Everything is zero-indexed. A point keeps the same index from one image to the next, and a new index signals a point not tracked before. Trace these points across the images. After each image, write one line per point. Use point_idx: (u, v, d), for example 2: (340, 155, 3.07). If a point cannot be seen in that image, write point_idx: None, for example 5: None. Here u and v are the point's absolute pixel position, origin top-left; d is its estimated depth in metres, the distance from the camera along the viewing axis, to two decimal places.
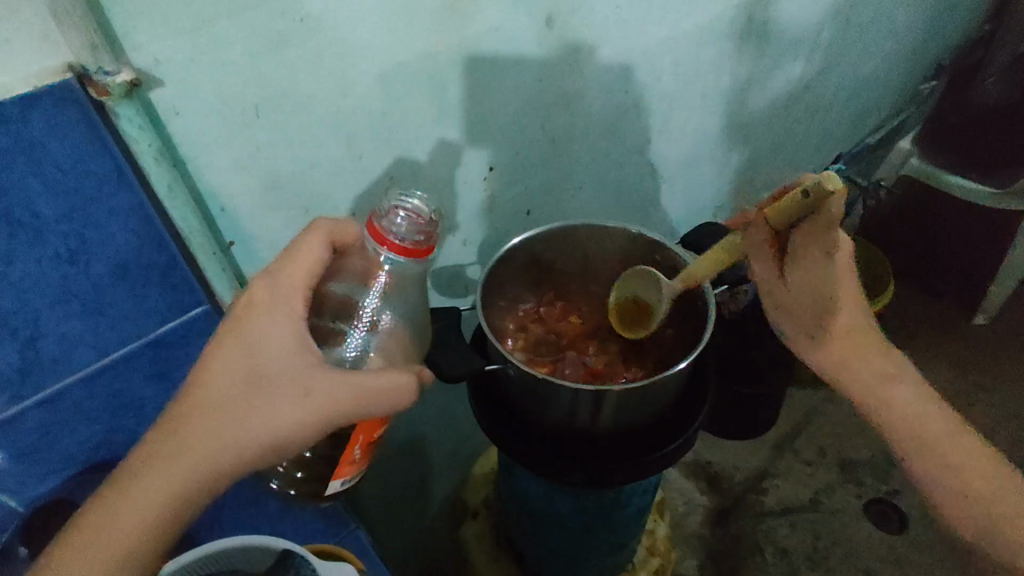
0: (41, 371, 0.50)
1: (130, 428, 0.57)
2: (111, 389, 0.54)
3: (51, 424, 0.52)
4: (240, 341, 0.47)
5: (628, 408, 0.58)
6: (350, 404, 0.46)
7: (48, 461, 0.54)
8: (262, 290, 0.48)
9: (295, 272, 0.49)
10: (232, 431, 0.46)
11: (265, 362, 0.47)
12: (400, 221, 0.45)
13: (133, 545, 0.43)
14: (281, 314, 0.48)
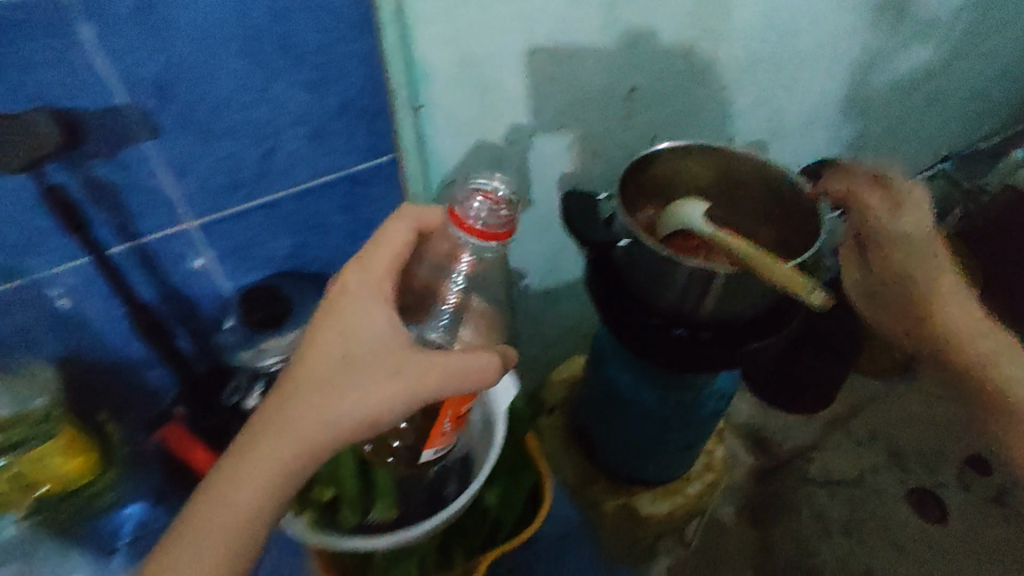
0: (269, 178, 0.60)
1: (314, 247, 0.69)
2: (311, 210, 0.65)
3: (265, 227, 0.64)
4: (334, 330, 0.51)
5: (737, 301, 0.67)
6: (435, 386, 0.49)
7: (254, 259, 0.66)
8: (354, 278, 0.53)
9: (383, 255, 0.53)
10: (329, 411, 0.49)
11: (356, 347, 0.51)
12: (479, 206, 0.47)
13: (245, 523, 0.47)
14: (370, 300, 0.52)
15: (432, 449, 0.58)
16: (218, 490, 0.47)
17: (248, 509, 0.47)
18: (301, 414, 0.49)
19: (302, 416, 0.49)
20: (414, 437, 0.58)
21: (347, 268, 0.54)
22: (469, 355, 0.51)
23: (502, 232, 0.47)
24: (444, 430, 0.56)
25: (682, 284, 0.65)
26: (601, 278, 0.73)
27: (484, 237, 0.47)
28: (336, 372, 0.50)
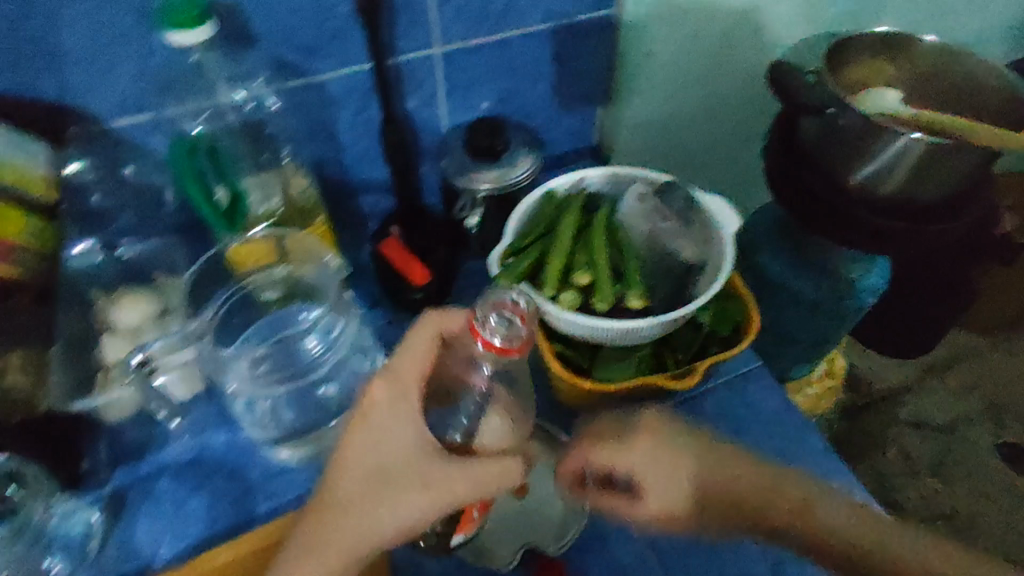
0: (511, 15, 0.65)
1: (521, 95, 0.73)
2: (532, 54, 0.70)
3: (492, 65, 0.69)
4: (363, 446, 0.49)
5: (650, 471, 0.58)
6: (466, 492, 0.46)
7: (473, 98, 0.71)
8: (383, 392, 0.49)
9: (410, 366, 0.49)
10: (375, 536, 0.48)
11: (388, 457, 0.48)
12: (494, 324, 0.39)
13: None
14: (401, 418, 0.48)
15: (460, 534, 0.55)
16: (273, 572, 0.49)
17: None
18: (340, 507, 0.48)
19: (333, 534, 0.48)
20: (442, 530, 0.54)
21: (377, 375, 0.50)
22: (494, 459, 0.47)
23: (521, 349, 0.40)
24: (472, 519, 0.53)
25: (891, 154, 0.67)
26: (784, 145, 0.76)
27: (502, 354, 0.40)
28: (369, 489, 0.48)
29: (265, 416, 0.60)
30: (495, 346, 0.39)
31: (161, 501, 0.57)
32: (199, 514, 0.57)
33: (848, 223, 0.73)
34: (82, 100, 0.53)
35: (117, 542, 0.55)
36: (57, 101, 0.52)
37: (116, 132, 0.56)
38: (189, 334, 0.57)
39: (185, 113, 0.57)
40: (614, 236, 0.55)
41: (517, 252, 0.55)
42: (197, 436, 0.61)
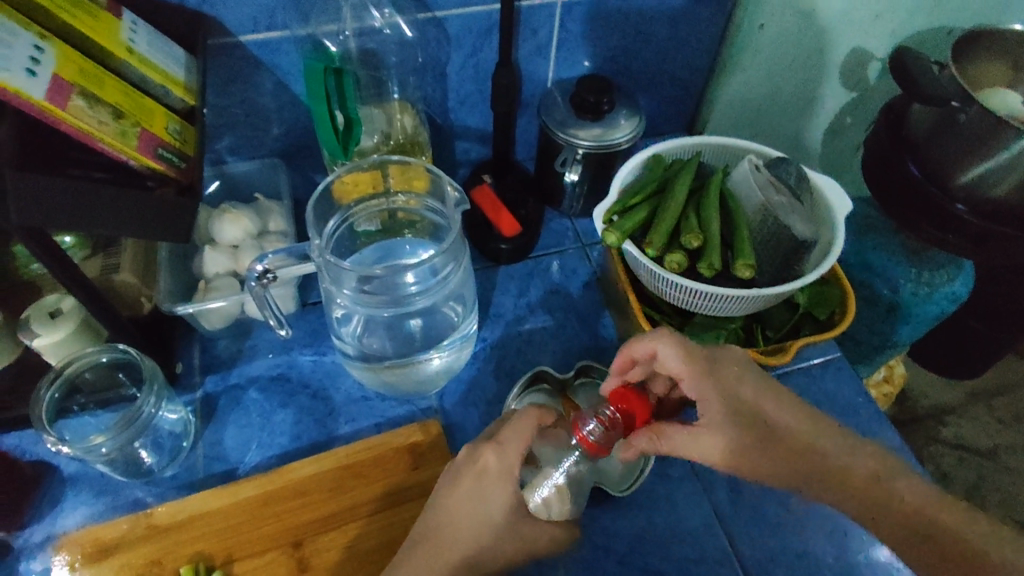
0: None
1: (629, 56, 0.72)
2: (648, 14, 0.69)
3: (607, 21, 0.68)
4: (460, 499, 0.46)
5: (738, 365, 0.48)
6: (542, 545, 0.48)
7: (582, 53, 0.70)
8: (491, 460, 0.46)
9: (517, 439, 0.47)
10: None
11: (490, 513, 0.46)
12: (595, 424, 0.45)
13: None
14: (505, 482, 0.46)
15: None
16: None
17: None
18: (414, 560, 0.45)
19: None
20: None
21: (480, 444, 0.47)
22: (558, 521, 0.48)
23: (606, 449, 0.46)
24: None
25: (1014, 153, 0.65)
26: (890, 135, 0.75)
27: (596, 449, 0.46)
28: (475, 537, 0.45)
29: (356, 350, 0.57)
30: (596, 443, 0.45)
31: (249, 411, 0.59)
32: (284, 428, 0.58)
33: (949, 224, 0.72)
34: (219, 10, 0.54)
35: (206, 443, 0.57)
36: (196, 8, 0.53)
37: (244, 47, 0.57)
38: (318, 253, 0.49)
39: (311, 36, 0.58)
40: (730, 205, 0.54)
41: (624, 210, 0.56)
42: (283, 353, 0.63)
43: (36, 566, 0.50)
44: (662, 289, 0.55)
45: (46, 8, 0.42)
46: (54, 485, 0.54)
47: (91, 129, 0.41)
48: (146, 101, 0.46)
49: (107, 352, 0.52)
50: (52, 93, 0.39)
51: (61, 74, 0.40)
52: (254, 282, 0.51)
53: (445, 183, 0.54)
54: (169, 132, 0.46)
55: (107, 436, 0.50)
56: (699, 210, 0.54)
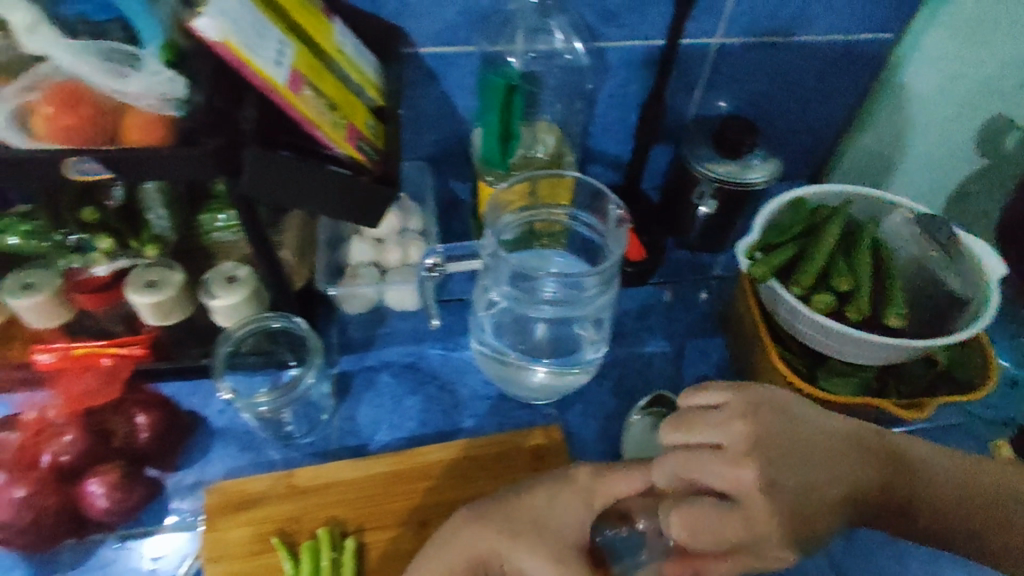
0: (797, 19, 0.66)
1: (769, 102, 0.74)
2: (798, 62, 0.70)
3: (757, 65, 0.70)
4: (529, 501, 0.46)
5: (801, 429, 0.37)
6: None
7: (727, 94, 0.72)
8: (582, 475, 0.46)
9: (617, 483, 0.44)
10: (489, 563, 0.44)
11: (545, 519, 0.44)
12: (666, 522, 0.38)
13: None
14: (573, 500, 0.45)
15: None
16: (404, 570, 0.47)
17: None
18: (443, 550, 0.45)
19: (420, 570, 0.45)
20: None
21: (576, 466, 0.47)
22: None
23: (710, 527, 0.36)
24: None
25: None
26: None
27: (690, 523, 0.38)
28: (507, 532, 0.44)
29: (497, 349, 0.60)
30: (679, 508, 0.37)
31: (381, 393, 0.63)
32: (413, 414, 0.62)
33: None
34: (412, 23, 0.59)
35: (341, 416, 0.61)
36: (391, 20, 0.58)
37: (424, 57, 0.62)
38: (487, 250, 0.54)
39: (483, 53, 0.62)
40: (881, 255, 0.55)
41: (768, 248, 0.57)
42: (415, 343, 0.67)
43: (186, 505, 0.55)
44: (800, 331, 0.55)
45: (284, 5, 0.47)
46: (202, 435, 0.59)
47: (314, 117, 0.44)
48: (351, 99, 0.50)
49: (280, 319, 0.57)
50: (290, 81, 0.43)
51: (295, 63, 0.45)
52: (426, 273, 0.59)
53: (610, 202, 0.60)
54: (365, 126, 0.51)
55: (269, 396, 0.55)
56: (847, 258, 0.55)
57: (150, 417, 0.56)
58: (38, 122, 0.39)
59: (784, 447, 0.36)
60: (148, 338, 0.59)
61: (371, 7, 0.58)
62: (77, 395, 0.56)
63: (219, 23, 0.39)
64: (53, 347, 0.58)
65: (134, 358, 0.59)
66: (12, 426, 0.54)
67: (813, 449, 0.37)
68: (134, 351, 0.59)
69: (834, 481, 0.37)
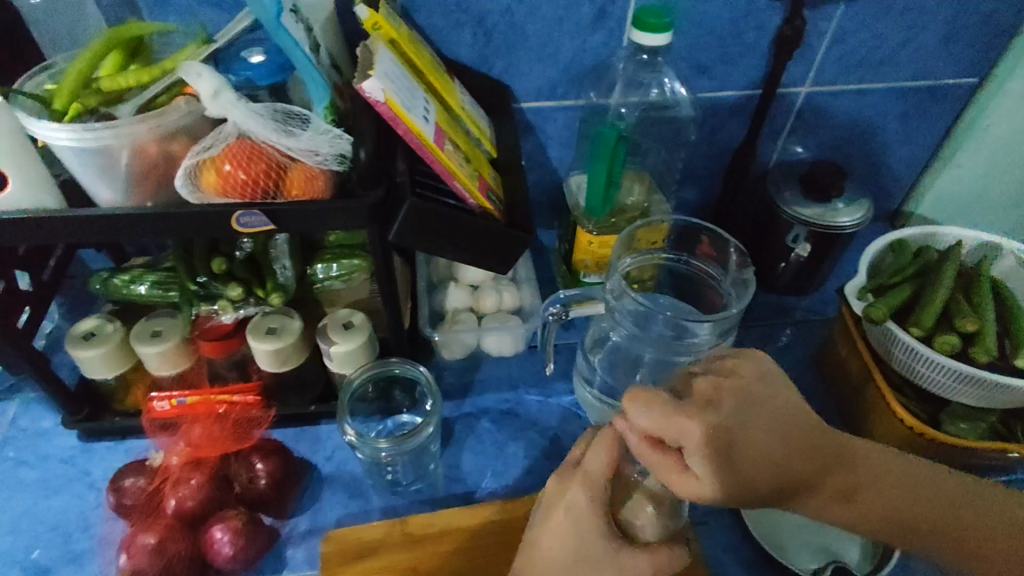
0: (883, 67, 0.68)
1: (850, 147, 0.75)
2: (881, 109, 0.72)
3: (840, 112, 0.71)
4: (554, 533, 0.39)
5: (762, 395, 0.38)
6: None
7: (809, 140, 0.74)
8: (578, 492, 0.39)
9: (598, 462, 0.39)
10: None
11: (574, 545, 0.38)
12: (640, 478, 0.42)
13: None
14: (591, 518, 0.39)
15: None
16: None
17: None
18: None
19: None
20: None
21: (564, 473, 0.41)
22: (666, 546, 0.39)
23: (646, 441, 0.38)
24: None
25: None
26: None
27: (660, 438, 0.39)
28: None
29: (604, 388, 0.62)
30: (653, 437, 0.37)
31: (483, 439, 0.63)
32: (517, 460, 0.61)
33: None
34: (516, 79, 0.62)
35: (446, 464, 0.61)
36: (498, 78, 0.61)
37: (526, 112, 0.64)
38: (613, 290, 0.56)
39: (582, 107, 0.65)
40: (1000, 294, 0.56)
41: (879, 289, 0.57)
42: (510, 390, 0.67)
43: (304, 555, 0.55)
44: (918, 373, 0.54)
45: (423, 68, 0.50)
46: (312, 484, 0.59)
47: (455, 171, 0.47)
48: (476, 153, 0.53)
49: (402, 364, 0.58)
50: (436, 138, 0.46)
51: (436, 121, 0.48)
52: (552, 317, 0.60)
53: (731, 247, 0.62)
54: (489, 177, 0.53)
55: (390, 442, 0.54)
56: (962, 297, 0.55)
57: (268, 464, 0.57)
58: (206, 176, 0.42)
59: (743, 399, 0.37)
60: (257, 385, 0.60)
61: (483, 67, 0.61)
62: (200, 441, 0.57)
63: (384, 85, 0.42)
64: (170, 395, 0.58)
65: (246, 406, 0.59)
66: (138, 470, 0.56)
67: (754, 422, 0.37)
68: (247, 398, 0.59)
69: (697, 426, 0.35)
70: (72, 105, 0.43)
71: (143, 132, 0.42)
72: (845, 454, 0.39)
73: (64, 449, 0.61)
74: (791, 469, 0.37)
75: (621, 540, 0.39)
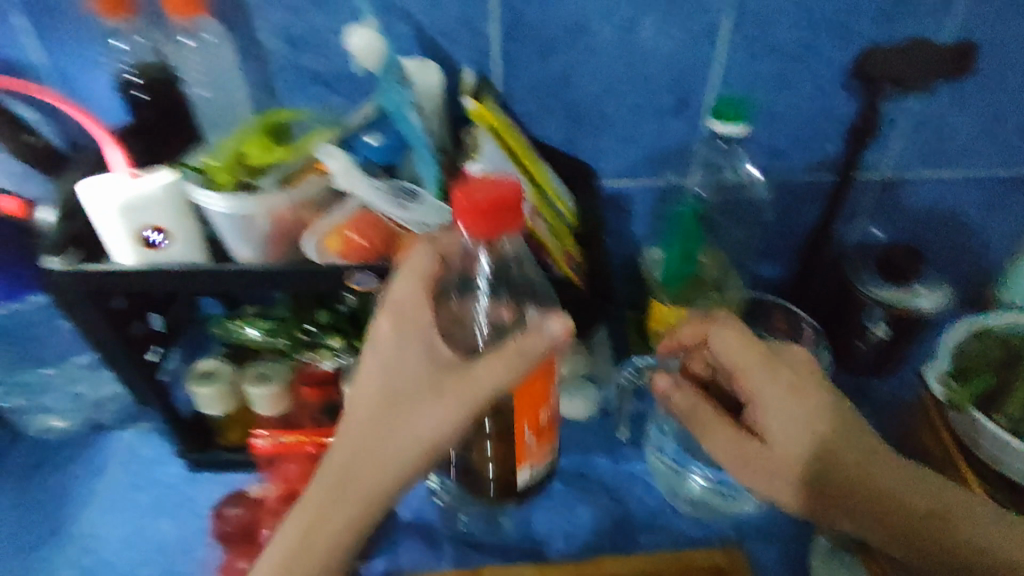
0: (964, 156, 0.69)
1: (933, 231, 0.75)
2: (964, 195, 0.72)
3: (920, 197, 0.72)
4: (367, 370, 0.45)
5: (796, 398, 0.51)
6: (485, 388, 0.43)
7: (887, 224, 0.75)
8: (385, 324, 0.45)
9: (404, 285, 0.45)
10: (393, 443, 0.44)
11: (397, 381, 0.44)
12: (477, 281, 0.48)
13: (370, 520, 0.45)
14: (410, 338, 0.45)
15: (527, 471, 0.54)
16: (353, 488, 0.45)
17: (348, 531, 0.45)
18: (342, 474, 0.45)
19: (330, 514, 0.45)
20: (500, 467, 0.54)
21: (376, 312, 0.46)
22: (499, 352, 0.43)
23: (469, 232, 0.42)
24: (526, 442, 0.52)
25: None
26: None
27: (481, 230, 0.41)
28: (378, 407, 0.44)
29: (676, 455, 0.67)
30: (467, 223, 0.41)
31: (554, 498, 0.65)
32: (587, 522, 0.63)
33: None
34: (600, 160, 0.67)
35: (517, 519, 0.63)
36: (583, 159, 0.67)
37: (607, 189, 0.69)
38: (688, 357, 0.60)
39: (660, 186, 0.69)
40: None
41: (959, 377, 0.57)
42: (582, 453, 0.68)
43: None
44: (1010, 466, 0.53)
45: (517, 150, 0.56)
46: (391, 529, 0.63)
47: (543, 243, 0.52)
48: (562, 229, 0.58)
49: None
50: (527, 214, 0.52)
51: (528, 198, 0.53)
52: None
53: (805, 322, 0.68)
54: (572, 251, 0.58)
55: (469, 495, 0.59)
56: None
57: None
58: (330, 241, 0.49)
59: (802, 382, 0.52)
60: None
61: (570, 148, 0.66)
62: (296, 479, 0.62)
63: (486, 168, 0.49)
64: (271, 435, 0.63)
65: (338, 449, 0.64)
66: (238, 501, 0.62)
67: (793, 402, 0.51)
68: None
69: (760, 383, 0.52)
70: (225, 177, 0.50)
71: (281, 201, 0.49)
72: (875, 475, 0.50)
73: (171, 476, 0.68)
74: (812, 450, 0.50)
75: (441, 364, 0.44)
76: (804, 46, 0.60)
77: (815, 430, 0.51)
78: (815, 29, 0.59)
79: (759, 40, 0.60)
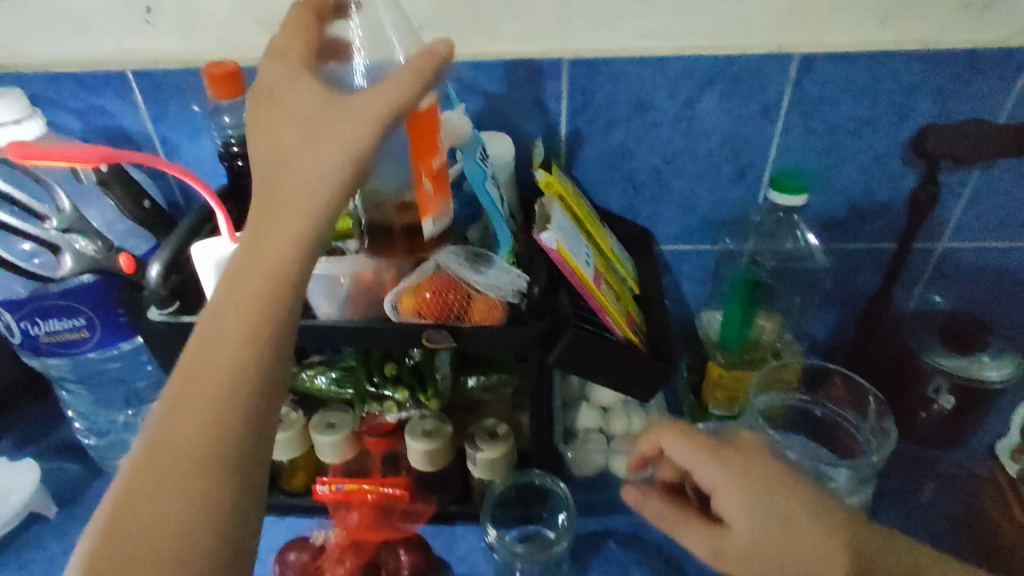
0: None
1: (999, 301, 0.74)
2: None
3: (983, 268, 0.72)
4: (260, 122, 0.40)
5: (757, 482, 0.43)
6: (389, 98, 0.39)
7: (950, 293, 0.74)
8: (279, 65, 0.42)
9: (292, 36, 0.44)
10: (303, 171, 0.38)
11: (303, 108, 0.40)
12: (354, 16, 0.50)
13: (270, 328, 0.35)
14: (300, 74, 0.41)
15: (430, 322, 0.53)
16: (235, 275, 0.36)
17: (257, 327, 0.35)
18: (225, 307, 0.35)
19: (206, 370, 0.34)
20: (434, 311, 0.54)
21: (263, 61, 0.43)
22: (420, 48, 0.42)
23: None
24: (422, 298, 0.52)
25: None
26: None
27: None
28: (292, 137, 0.39)
29: None
30: None
31: (609, 561, 0.65)
32: None
33: None
34: (659, 226, 0.70)
35: None
36: (642, 225, 0.70)
37: (665, 254, 0.72)
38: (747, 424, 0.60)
39: (716, 251, 0.71)
40: None
41: None
42: (636, 514, 0.69)
43: None
44: None
45: (583, 218, 0.59)
46: None
47: (609, 306, 0.54)
48: (624, 292, 0.60)
49: (541, 476, 0.64)
50: (594, 278, 0.54)
51: (593, 264, 0.56)
52: None
53: (868, 394, 0.64)
54: (634, 313, 0.60)
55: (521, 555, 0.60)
56: None
57: (411, 557, 0.62)
58: (405, 300, 0.52)
59: (755, 472, 0.44)
60: (404, 479, 0.66)
61: (629, 215, 0.69)
62: (358, 527, 0.65)
63: (557, 235, 0.52)
64: (331, 481, 0.65)
65: (393, 497, 0.65)
66: (301, 546, 0.63)
67: (753, 489, 0.43)
68: (395, 491, 0.65)
69: (716, 477, 0.45)
70: None
71: (361, 261, 0.53)
72: None
73: None
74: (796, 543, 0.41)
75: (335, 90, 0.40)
76: (859, 121, 0.62)
77: (787, 514, 0.41)
78: (871, 105, 0.61)
79: (815, 116, 0.62)
